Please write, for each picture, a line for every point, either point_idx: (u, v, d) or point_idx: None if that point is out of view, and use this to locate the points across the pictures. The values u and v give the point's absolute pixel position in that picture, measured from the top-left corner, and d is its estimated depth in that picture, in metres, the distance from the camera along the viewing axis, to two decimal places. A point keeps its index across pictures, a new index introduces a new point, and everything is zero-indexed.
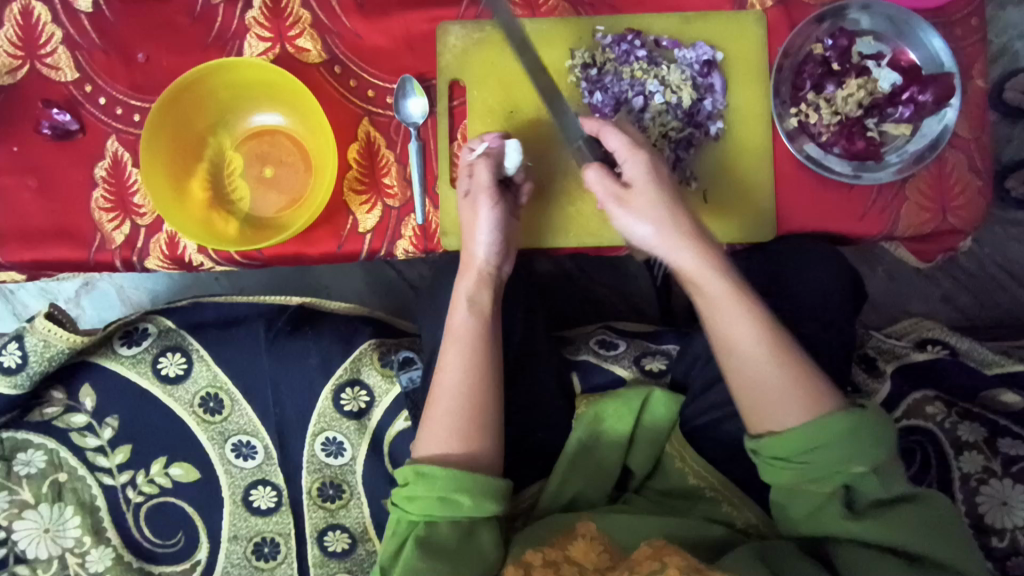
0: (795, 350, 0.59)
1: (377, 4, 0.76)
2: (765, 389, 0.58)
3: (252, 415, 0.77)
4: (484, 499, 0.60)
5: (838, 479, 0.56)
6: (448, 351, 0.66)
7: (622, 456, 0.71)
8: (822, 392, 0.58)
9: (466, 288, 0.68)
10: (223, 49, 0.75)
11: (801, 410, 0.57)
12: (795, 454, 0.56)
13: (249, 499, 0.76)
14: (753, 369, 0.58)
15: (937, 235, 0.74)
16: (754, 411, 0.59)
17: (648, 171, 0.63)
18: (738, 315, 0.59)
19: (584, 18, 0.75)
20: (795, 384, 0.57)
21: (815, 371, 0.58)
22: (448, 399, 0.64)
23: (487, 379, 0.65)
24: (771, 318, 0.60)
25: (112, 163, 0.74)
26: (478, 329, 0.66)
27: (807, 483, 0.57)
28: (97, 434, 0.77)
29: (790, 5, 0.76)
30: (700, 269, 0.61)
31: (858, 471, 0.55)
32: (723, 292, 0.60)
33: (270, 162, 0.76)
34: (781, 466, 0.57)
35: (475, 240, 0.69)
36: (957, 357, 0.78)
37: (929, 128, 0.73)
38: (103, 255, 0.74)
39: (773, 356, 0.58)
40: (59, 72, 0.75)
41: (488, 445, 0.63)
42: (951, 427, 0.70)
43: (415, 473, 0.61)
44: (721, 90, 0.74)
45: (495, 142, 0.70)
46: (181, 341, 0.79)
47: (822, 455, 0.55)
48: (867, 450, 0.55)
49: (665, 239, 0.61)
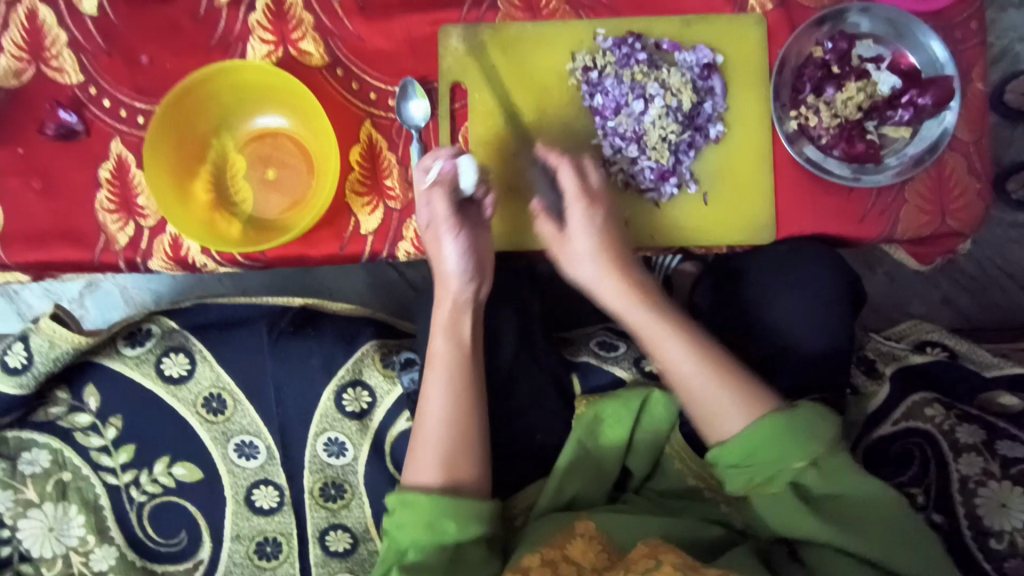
0: (723, 359, 0.64)
1: (379, 7, 0.77)
2: (704, 401, 0.63)
3: (254, 415, 0.78)
4: (469, 523, 0.63)
5: (782, 476, 0.59)
6: (429, 380, 0.68)
7: (622, 455, 0.71)
8: (758, 396, 0.62)
9: (442, 318, 0.69)
10: (227, 52, 0.76)
11: (740, 417, 0.61)
12: (742, 461, 0.60)
13: (251, 498, 0.77)
14: (688, 385, 0.63)
15: (937, 238, 0.75)
16: (704, 422, 0.63)
17: (585, 208, 0.68)
18: (667, 337, 0.65)
19: (585, 21, 0.76)
20: (731, 392, 0.62)
21: (743, 374, 0.63)
22: (432, 426, 0.66)
23: (472, 408, 0.66)
24: (702, 336, 0.65)
25: (116, 164, 0.75)
26: (460, 360, 0.68)
27: (760, 486, 0.60)
28: (101, 434, 0.77)
29: (791, 8, 0.76)
30: (626, 300, 0.67)
31: (797, 466, 0.59)
32: (649, 318, 0.66)
33: (273, 164, 0.77)
34: (733, 473, 0.61)
35: (446, 273, 0.68)
36: (955, 359, 0.79)
37: (928, 131, 0.74)
38: (107, 256, 0.74)
39: (706, 369, 0.63)
40: (64, 75, 0.76)
41: (473, 475, 0.65)
42: (950, 429, 0.70)
43: (400, 501, 0.63)
44: (721, 93, 0.75)
45: (448, 166, 0.68)
46: (184, 342, 0.79)
47: (760, 456, 0.60)
48: (804, 446, 0.59)
49: (596, 271, 0.68)
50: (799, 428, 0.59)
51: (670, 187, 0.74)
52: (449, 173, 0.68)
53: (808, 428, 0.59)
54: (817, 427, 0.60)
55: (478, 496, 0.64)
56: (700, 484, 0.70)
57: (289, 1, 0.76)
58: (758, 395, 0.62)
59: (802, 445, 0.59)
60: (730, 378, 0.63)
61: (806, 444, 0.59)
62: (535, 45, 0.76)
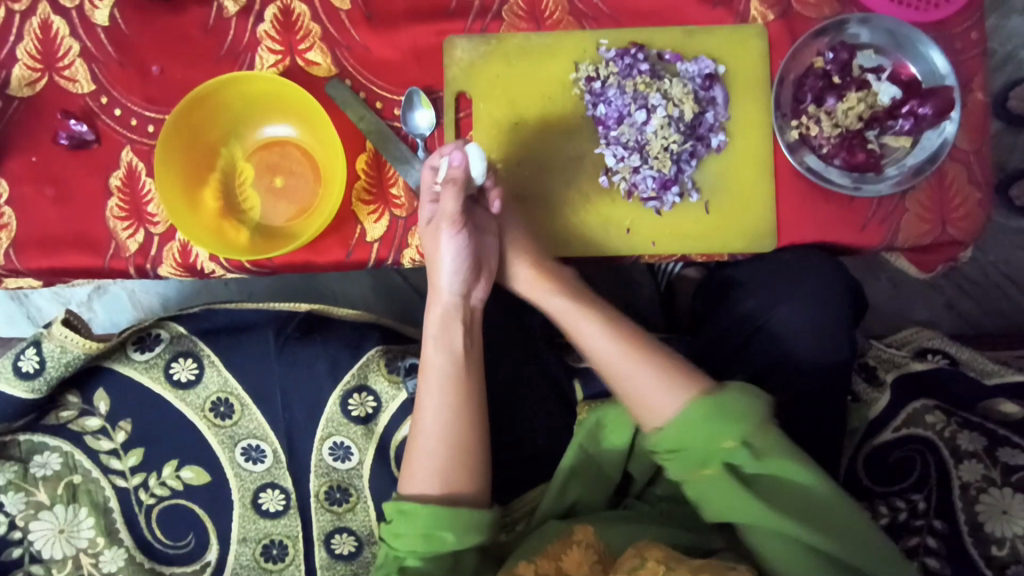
0: (651, 345, 0.68)
1: (386, 17, 0.78)
2: (627, 383, 0.66)
3: (260, 419, 0.79)
4: (467, 531, 0.64)
5: (715, 459, 0.61)
6: (424, 392, 0.68)
7: (624, 460, 0.72)
8: (683, 375, 0.65)
9: (432, 327, 0.69)
10: (235, 62, 0.77)
11: (663, 395, 0.64)
12: (676, 447, 0.62)
13: (258, 501, 0.78)
14: (610, 370, 0.67)
15: (937, 246, 0.75)
16: (635, 406, 0.65)
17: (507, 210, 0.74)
18: (584, 325, 0.69)
19: (588, 32, 0.77)
20: (657, 368, 0.65)
21: (673, 358, 0.66)
22: (428, 440, 0.67)
23: (470, 422, 0.67)
24: (618, 321, 0.70)
25: (126, 172, 0.76)
26: (456, 375, 0.68)
27: (696, 470, 0.62)
28: (111, 437, 0.78)
29: (793, 19, 0.77)
30: (541, 290, 0.73)
31: (728, 446, 0.61)
32: (565, 306, 0.71)
33: (281, 172, 0.78)
34: (670, 459, 0.63)
35: (438, 274, 0.69)
36: (957, 366, 0.79)
37: (929, 141, 0.74)
38: (118, 262, 0.75)
39: (623, 349, 0.67)
40: (76, 84, 0.77)
41: (472, 488, 0.66)
42: (951, 436, 0.71)
43: (397, 511, 0.65)
44: (723, 103, 0.76)
45: (459, 161, 0.67)
46: (192, 347, 0.80)
47: (696, 438, 0.61)
48: (729, 427, 0.60)
49: (523, 274, 0.74)
50: (721, 410, 0.61)
51: (673, 196, 0.75)
52: (460, 169, 0.67)
53: (730, 409, 0.61)
54: (739, 406, 0.61)
55: (476, 506, 0.66)
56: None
57: (297, 12, 0.77)
58: (682, 373, 0.65)
59: (731, 425, 0.60)
60: (649, 358, 0.66)
61: (733, 424, 0.60)
62: (538, 54, 0.77)
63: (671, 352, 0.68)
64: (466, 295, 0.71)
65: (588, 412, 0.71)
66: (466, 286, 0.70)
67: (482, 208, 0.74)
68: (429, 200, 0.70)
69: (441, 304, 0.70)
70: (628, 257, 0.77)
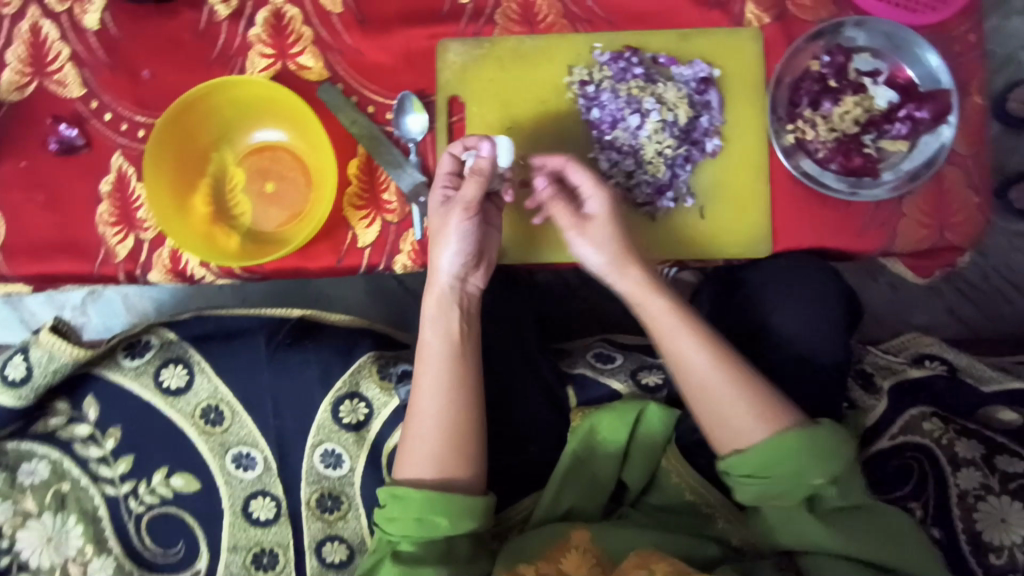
0: (750, 369, 0.63)
1: (378, 21, 0.77)
2: (716, 402, 0.61)
3: (251, 426, 0.78)
4: (461, 517, 0.63)
5: (801, 492, 0.59)
6: (422, 373, 0.67)
7: (618, 469, 0.71)
8: (781, 407, 0.61)
9: (431, 311, 0.68)
10: (226, 66, 0.77)
11: (754, 424, 0.60)
12: (757, 473, 0.59)
13: (248, 509, 0.77)
14: (700, 387, 0.62)
15: (935, 251, 0.74)
16: (713, 427, 0.62)
17: (605, 205, 0.68)
18: (682, 334, 0.63)
19: (582, 35, 0.76)
20: (753, 398, 0.61)
21: (773, 390, 0.62)
22: (425, 421, 0.65)
23: (468, 406, 0.66)
24: (716, 335, 0.64)
25: (116, 177, 0.76)
26: (457, 358, 0.67)
27: (774, 498, 0.60)
28: (100, 444, 0.77)
29: (788, 22, 0.76)
30: (642, 291, 0.66)
31: (817, 482, 0.59)
32: (665, 310, 0.65)
33: (272, 177, 0.77)
34: (746, 484, 0.60)
35: (440, 255, 0.67)
36: (955, 373, 0.77)
37: (927, 145, 0.74)
38: (108, 268, 0.75)
39: (722, 366, 0.62)
40: (66, 88, 0.76)
41: (467, 474, 0.65)
42: (949, 444, 0.70)
43: (390, 495, 0.63)
44: (718, 107, 0.75)
45: (487, 151, 0.67)
46: (182, 353, 0.80)
47: (786, 471, 0.59)
48: (824, 463, 0.58)
49: (604, 260, 0.68)
50: (820, 445, 0.59)
51: (667, 201, 0.75)
52: (486, 162, 0.66)
53: (829, 447, 0.59)
54: (838, 444, 0.59)
55: (471, 492, 0.64)
56: (697, 500, 0.70)
57: (289, 16, 0.77)
58: (779, 405, 0.61)
59: (826, 462, 0.59)
60: (748, 382, 0.61)
61: (827, 462, 0.59)
62: (532, 58, 0.76)
63: (764, 379, 0.63)
64: (463, 279, 0.69)
65: (582, 421, 0.71)
66: (465, 270, 0.69)
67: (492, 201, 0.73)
68: (443, 182, 0.69)
69: (438, 286, 0.68)
70: None
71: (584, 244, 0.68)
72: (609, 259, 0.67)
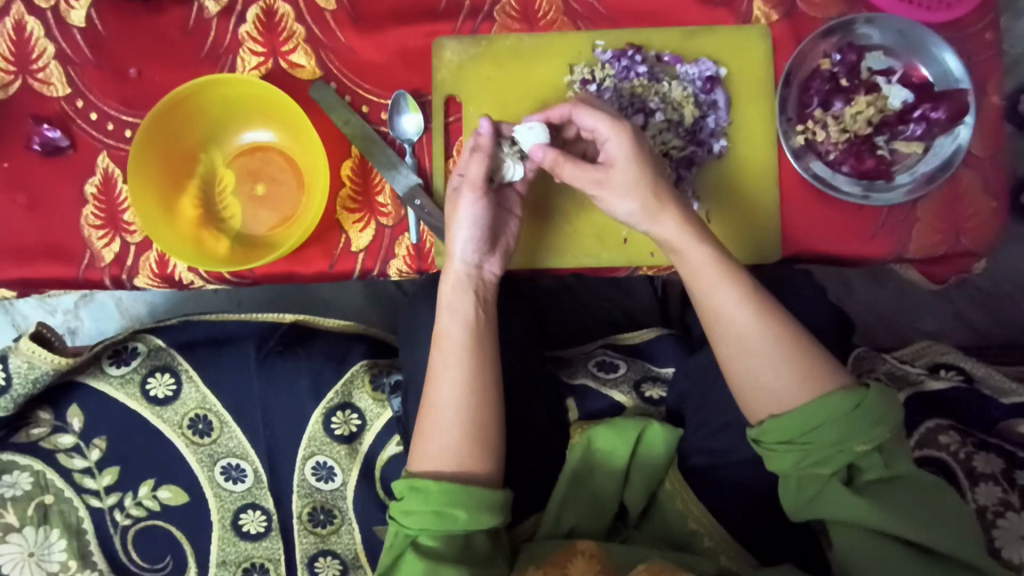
0: (792, 329, 0.58)
1: (372, 18, 0.75)
2: (755, 364, 0.58)
3: (241, 437, 0.75)
4: (480, 511, 0.59)
5: (841, 459, 0.55)
6: (438, 362, 0.64)
7: (620, 489, 0.69)
8: (824, 368, 0.57)
9: (448, 298, 0.66)
10: (216, 64, 0.74)
11: (794, 387, 0.57)
12: (796, 437, 0.56)
13: (237, 523, 0.75)
14: (739, 345, 0.58)
15: (950, 257, 0.71)
16: (747, 391, 0.58)
17: (631, 146, 0.61)
18: (723, 287, 0.59)
19: (584, 33, 0.73)
20: (793, 364, 0.57)
21: (815, 351, 0.58)
22: (442, 412, 0.62)
23: (486, 397, 0.62)
24: (759, 288, 0.60)
25: (102, 179, 0.73)
26: (476, 337, 0.64)
27: (810, 467, 0.56)
28: (85, 455, 0.75)
29: (797, 19, 0.74)
30: (683, 239, 0.60)
31: (864, 450, 0.55)
32: (708, 262, 0.60)
33: (263, 179, 0.75)
34: (782, 450, 0.56)
35: (455, 235, 0.65)
36: (971, 384, 0.75)
37: (943, 147, 0.71)
38: (92, 273, 0.72)
39: (764, 323, 0.58)
40: (51, 87, 0.74)
41: (488, 468, 0.61)
42: (967, 458, 0.66)
43: (409, 488, 0.59)
44: (725, 107, 0.72)
45: (486, 129, 0.65)
46: (170, 361, 0.77)
47: (824, 434, 0.55)
48: (868, 429, 0.55)
49: (634, 207, 0.61)
50: (866, 410, 0.55)
51: None
52: (487, 137, 0.66)
53: (875, 412, 0.55)
54: (884, 412, 0.55)
55: (489, 485, 0.60)
56: (699, 531, 0.65)
57: (280, 13, 0.74)
58: (823, 366, 0.57)
59: (870, 428, 0.55)
60: (791, 342, 0.58)
61: (875, 425, 0.55)
62: (531, 56, 0.73)
63: (806, 336, 0.59)
64: (478, 267, 0.68)
65: (580, 436, 0.69)
66: (481, 256, 0.67)
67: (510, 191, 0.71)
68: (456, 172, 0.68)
69: (456, 272, 0.66)
70: (625, 269, 0.74)
71: (611, 194, 0.61)
72: (643, 207, 0.61)
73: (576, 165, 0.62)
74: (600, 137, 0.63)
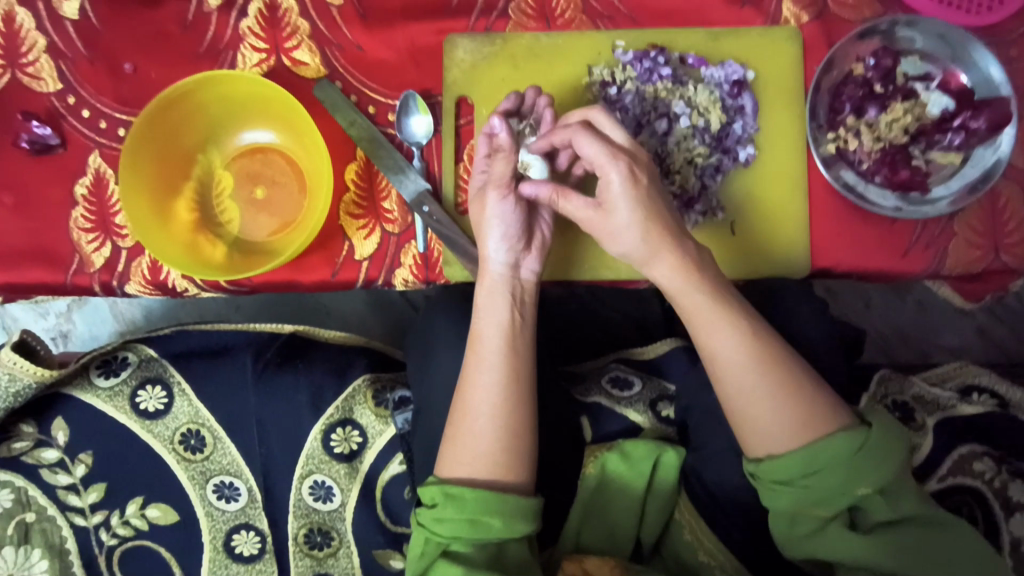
0: (796, 371, 0.53)
1: (380, 13, 0.71)
2: (752, 410, 0.53)
3: (235, 455, 0.72)
4: (516, 520, 0.55)
5: (844, 502, 0.50)
6: (472, 368, 0.58)
7: (636, 525, 0.65)
8: (826, 408, 0.52)
9: (486, 302, 0.60)
10: (215, 60, 0.71)
11: (796, 429, 0.52)
12: (791, 477, 0.51)
13: (230, 545, 0.71)
14: (738, 390, 0.53)
15: (988, 274, 0.67)
16: (744, 430, 0.53)
17: (628, 184, 0.55)
18: (721, 330, 0.54)
19: (603, 32, 0.70)
20: (797, 410, 0.52)
21: (819, 393, 0.53)
22: (477, 419, 0.56)
23: (521, 404, 0.57)
24: (760, 326, 0.55)
25: (94, 180, 0.69)
26: (513, 345, 0.59)
27: (810, 508, 0.51)
28: (70, 471, 0.71)
29: (829, 21, 0.70)
30: (681, 283, 0.56)
31: (863, 493, 0.50)
32: (706, 305, 0.55)
33: (263, 182, 0.71)
34: (779, 491, 0.52)
35: (488, 235, 0.61)
36: (1008, 409, 0.67)
37: (981, 158, 0.66)
38: (81, 279, 0.68)
39: (764, 369, 0.53)
40: (41, 82, 0.70)
41: (521, 477, 0.56)
42: (1001, 487, 0.61)
43: (443, 495, 0.54)
44: (752, 112, 0.69)
45: (500, 128, 0.59)
46: (162, 373, 0.73)
47: (824, 480, 0.50)
48: (872, 472, 0.50)
49: (630, 244, 0.57)
50: (869, 452, 0.50)
51: (695, 215, 0.68)
52: (504, 137, 0.60)
53: (879, 453, 0.50)
54: (888, 452, 0.51)
55: (522, 493, 0.56)
56: (711, 564, 0.61)
57: (284, 8, 0.70)
58: (825, 408, 0.52)
59: (873, 469, 0.50)
60: (792, 382, 0.53)
61: (876, 469, 0.50)
62: (548, 56, 0.70)
63: (812, 377, 0.54)
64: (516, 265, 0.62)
65: (593, 465, 0.66)
66: (515, 254, 0.61)
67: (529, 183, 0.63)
68: (481, 169, 0.64)
69: (492, 275, 0.61)
70: (645, 282, 0.70)
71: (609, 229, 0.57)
72: (639, 246, 0.56)
73: (574, 198, 0.59)
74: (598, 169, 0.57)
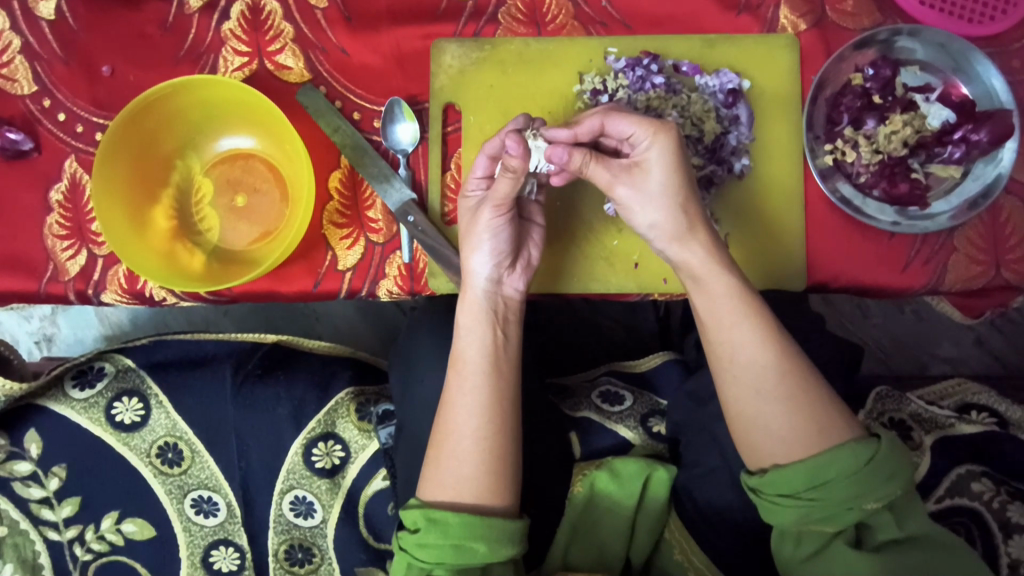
0: (807, 380, 0.51)
1: (366, 17, 0.69)
2: (761, 415, 0.51)
3: (213, 469, 0.69)
4: (500, 544, 0.53)
5: (850, 518, 0.48)
6: (454, 386, 0.56)
7: (626, 545, 0.63)
8: (827, 422, 0.50)
9: (467, 319, 0.58)
10: (196, 64, 0.69)
11: (799, 441, 0.50)
12: (793, 491, 0.49)
13: (209, 560, 0.70)
14: (751, 388, 0.51)
15: (990, 290, 0.66)
16: (746, 438, 0.51)
17: (668, 154, 0.54)
18: (741, 324, 0.52)
19: (595, 39, 0.68)
20: (804, 423, 0.50)
21: (828, 404, 0.51)
22: (459, 441, 0.55)
23: (503, 426, 0.55)
24: (779, 325, 0.53)
25: (69, 185, 0.67)
26: (496, 363, 0.57)
27: (814, 524, 0.49)
28: (43, 484, 0.69)
29: (827, 29, 0.68)
30: (708, 268, 0.54)
31: (871, 508, 0.48)
32: (728, 296, 0.53)
33: (243, 189, 0.69)
34: (783, 506, 0.49)
35: (472, 250, 0.59)
36: (1008, 429, 0.64)
37: (982, 171, 0.65)
38: (55, 287, 0.66)
39: (774, 374, 0.51)
40: (15, 84, 0.68)
41: (506, 500, 0.54)
42: (1000, 507, 0.57)
43: (426, 520, 0.52)
44: (747, 122, 0.67)
45: (515, 151, 0.53)
46: (139, 384, 0.71)
47: (831, 492, 0.48)
48: (881, 485, 0.48)
49: (662, 218, 0.54)
50: (876, 467, 0.48)
51: None
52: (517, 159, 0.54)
53: (886, 468, 0.48)
54: (896, 465, 0.48)
55: (507, 516, 0.54)
56: None
57: (267, 10, 0.68)
58: (831, 420, 0.50)
59: (881, 485, 0.48)
60: (803, 389, 0.51)
61: (884, 483, 0.48)
62: (539, 63, 0.68)
63: (820, 385, 0.52)
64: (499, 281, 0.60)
65: (581, 484, 0.64)
66: (500, 270, 0.60)
67: (528, 205, 0.65)
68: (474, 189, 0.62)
69: (475, 291, 0.59)
70: (637, 296, 0.68)
71: (637, 198, 0.55)
72: (672, 220, 0.54)
73: (605, 165, 0.55)
74: (637, 142, 0.56)
